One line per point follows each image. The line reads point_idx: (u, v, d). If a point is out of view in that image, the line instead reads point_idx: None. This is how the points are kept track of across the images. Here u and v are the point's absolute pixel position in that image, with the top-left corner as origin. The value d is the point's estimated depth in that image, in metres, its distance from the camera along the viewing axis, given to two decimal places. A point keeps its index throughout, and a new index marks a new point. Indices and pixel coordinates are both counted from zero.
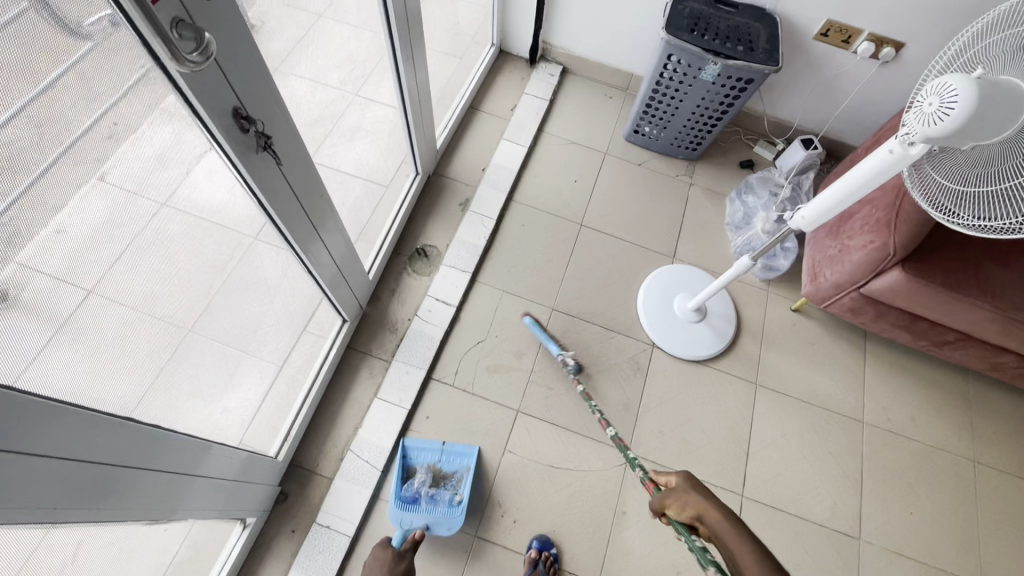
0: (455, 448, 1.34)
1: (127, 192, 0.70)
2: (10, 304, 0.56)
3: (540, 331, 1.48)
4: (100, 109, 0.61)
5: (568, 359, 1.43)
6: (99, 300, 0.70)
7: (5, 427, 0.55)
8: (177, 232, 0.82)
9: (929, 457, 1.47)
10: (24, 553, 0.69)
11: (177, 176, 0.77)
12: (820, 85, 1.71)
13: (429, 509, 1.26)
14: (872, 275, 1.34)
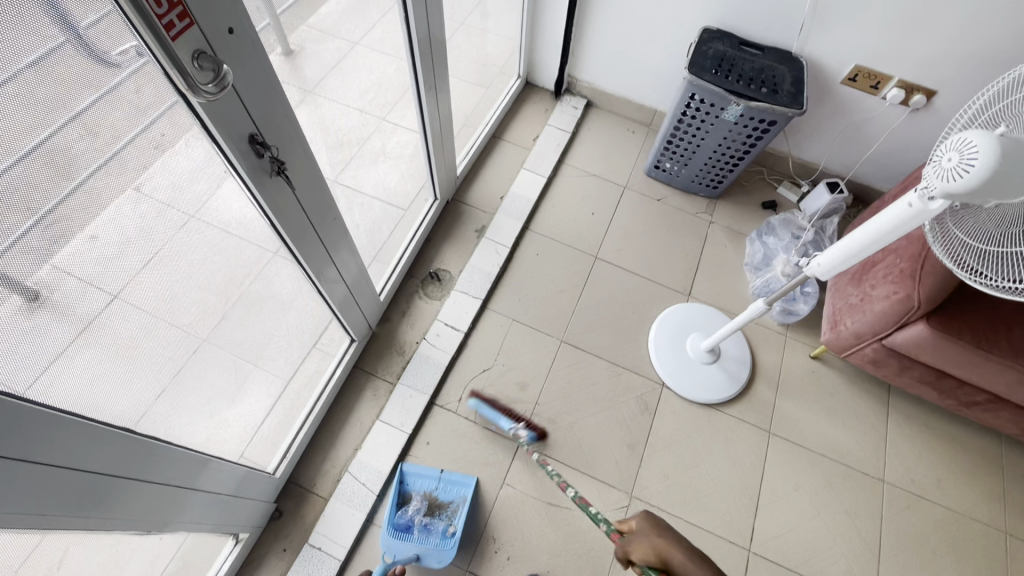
0: (453, 477, 1.32)
1: (158, 204, 0.73)
2: (41, 304, 0.60)
3: (489, 410, 1.41)
4: (135, 132, 0.65)
5: (521, 432, 1.38)
6: (122, 307, 0.73)
7: (14, 434, 0.57)
8: (194, 248, 0.84)
9: (955, 524, 1.38)
10: (25, 551, 0.71)
11: (204, 195, 0.81)
12: (847, 129, 1.68)
13: (421, 538, 1.23)
14: (895, 327, 1.28)
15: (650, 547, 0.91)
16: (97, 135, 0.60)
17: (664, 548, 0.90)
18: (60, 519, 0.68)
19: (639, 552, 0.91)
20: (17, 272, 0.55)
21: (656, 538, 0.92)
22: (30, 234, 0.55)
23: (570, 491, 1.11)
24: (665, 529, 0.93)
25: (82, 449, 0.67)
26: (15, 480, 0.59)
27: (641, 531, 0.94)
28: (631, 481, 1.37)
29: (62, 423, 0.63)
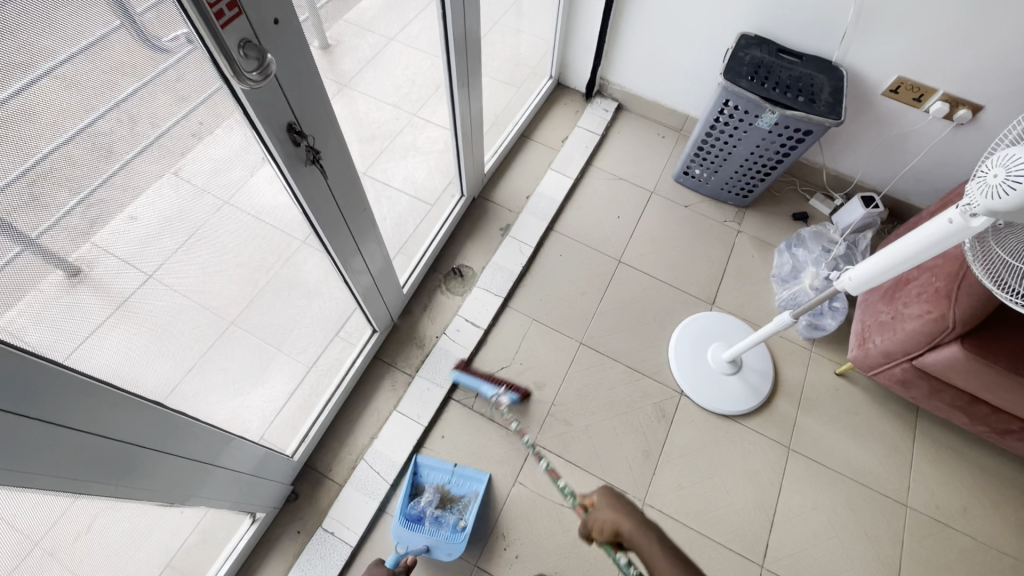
0: (466, 472, 1.33)
1: (195, 188, 0.75)
2: (81, 281, 0.62)
3: (468, 376, 1.42)
4: (180, 115, 0.67)
5: (503, 397, 1.41)
6: (156, 286, 0.76)
7: (50, 402, 0.59)
8: (228, 233, 0.86)
9: (981, 556, 1.32)
10: (51, 518, 0.74)
11: (240, 178, 0.82)
12: (886, 141, 1.64)
13: (433, 531, 1.24)
14: (928, 347, 1.24)
15: (606, 524, 0.82)
16: (140, 121, 0.62)
17: (619, 522, 0.81)
18: (91, 483, 0.71)
19: (597, 531, 0.83)
20: (59, 250, 0.58)
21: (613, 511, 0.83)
22: (70, 217, 0.58)
23: (542, 461, 1.12)
24: (622, 500, 0.84)
25: (114, 419, 0.70)
26: (51, 442, 0.62)
27: (602, 503, 0.85)
28: (644, 489, 1.36)
29: (93, 394, 0.65)
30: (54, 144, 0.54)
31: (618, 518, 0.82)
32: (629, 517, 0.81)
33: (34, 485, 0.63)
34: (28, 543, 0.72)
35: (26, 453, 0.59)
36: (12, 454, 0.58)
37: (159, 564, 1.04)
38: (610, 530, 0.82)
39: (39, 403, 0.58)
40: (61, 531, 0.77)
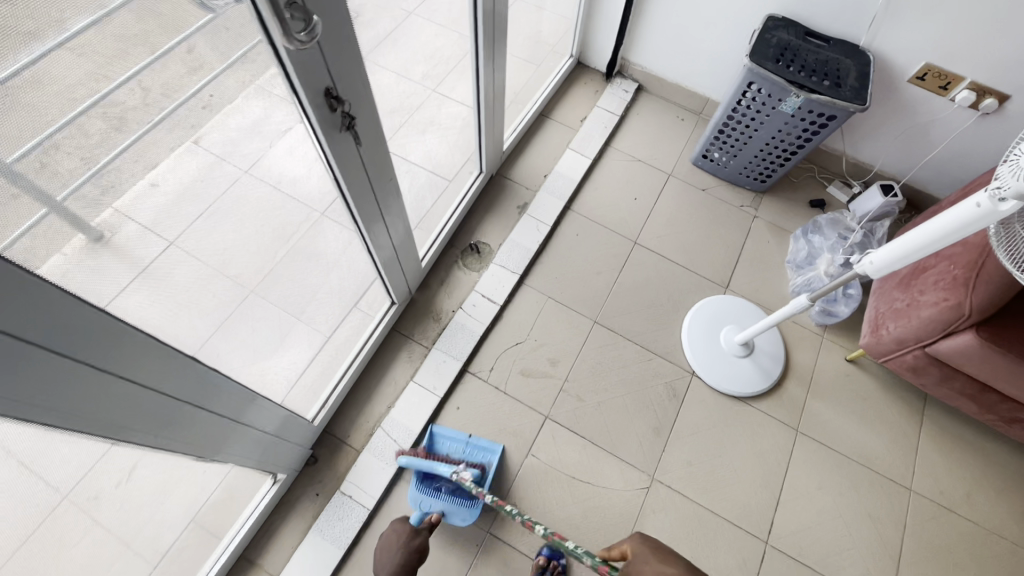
0: (480, 443, 1.35)
1: (213, 157, 0.80)
2: (107, 243, 0.63)
3: (417, 463, 1.26)
4: (202, 79, 0.70)
5: (463, 475, 1.23)
6: (178, 252, 0.79)
7: (92, 346, 0.61)
8: (255, 199, 0.93)
9: (981, 540, 1.36)
10: (93, 458, 0.78)
11: (261, 148, 0.87)
12: (909, 130, 1.63)
13: (448, 499, 1.27)
14: (941, 335, 1.26)
15: None
16: (152, 89, 0.63)
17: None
18: (129, 431, 0.74)
19: None
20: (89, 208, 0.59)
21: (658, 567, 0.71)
22: (87, 184, 0.58)
23: (539, 528, 1.09)
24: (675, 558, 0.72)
25: (151, 368, 0.71)
26: (96, 387, 0.64)
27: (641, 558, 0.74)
28: (654, 464, 1.39)
29: (132, 341, 0.66)
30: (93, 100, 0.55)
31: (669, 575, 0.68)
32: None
33: (79, 426, 0.66)
34: (57, 496, 0.76)
35: (74, 394, 0.62)
36: (61, 395, 0.60)
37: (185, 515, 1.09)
38: None
39: (89, 348, 0.60)
40: (99, 476, 0.82)
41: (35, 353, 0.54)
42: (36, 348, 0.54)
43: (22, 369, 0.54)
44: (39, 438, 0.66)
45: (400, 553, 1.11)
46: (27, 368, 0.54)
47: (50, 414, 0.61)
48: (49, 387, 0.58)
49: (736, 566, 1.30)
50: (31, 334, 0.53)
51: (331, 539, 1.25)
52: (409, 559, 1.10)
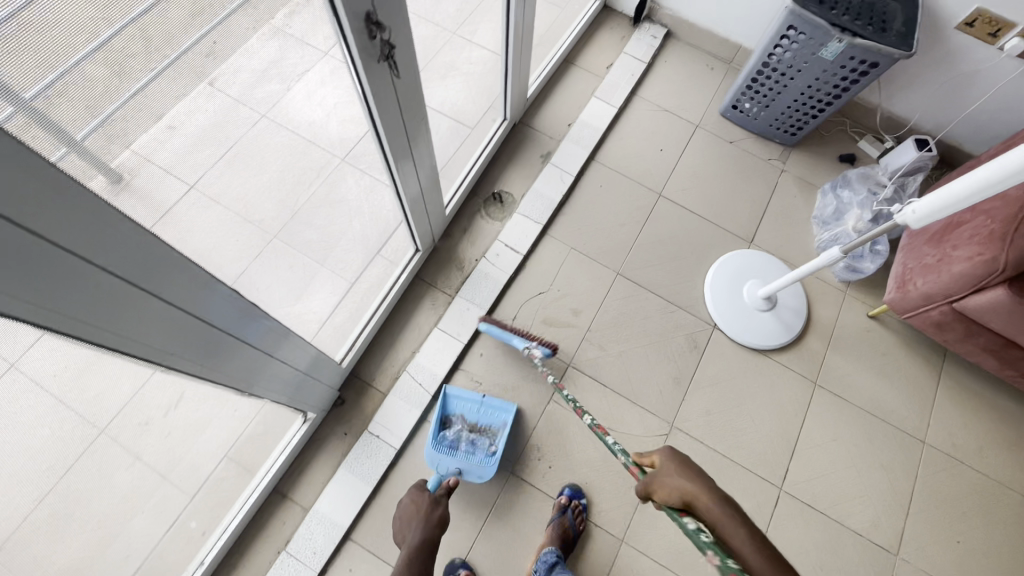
0: (494, 403, 1.35)
1: (228, 98, 0.75)
2: (124, 187, 0.58)
3: (497, 331, 1.38)
4: (207, 25, 0.65)
5: (533, 350, 1.34)
6: (198, 195, 0.75)
7: (142, 270, 0.60)
8: (275, 142, 0.91)
9: (991, 491, 1.39)
10: (141, 381, 0.83)
11: (280, 91, 0.86)
12: (951, 81, 1.56)
13: (467, 454, 1.29)
14: (970, 290, 1.25)
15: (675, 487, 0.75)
16: (152, 38, 0.58)
17: (692, 492, 0.73)
18: (177, 359, 0.75)
19: (661, 493, 0.76)
20: (106, 149, 0.55)
21: (681, 479, 0.75)
22: (106, 124, 0.55)
23: (586, 418, 1.13)
24: (694, 469, 0.76)
25: (197, 296, 0.70)
26: (150, 313, 0.64)
27: (665, 468, 0.78)
28: (673, 413, 1.42)
29: (179, 266, 0.64)
30: (113, 29, 0.52)
31: (690, 485, 0.74)
32: (698, 480, 0.74)
33: (129, 349, 0.66)
34: (115, 409, 0.83)
35: (129, 318, 0.62)
36: (116, 318, 0.60)
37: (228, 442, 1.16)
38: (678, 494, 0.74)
39: (144, 272, 0.60)
40: (148, 398, 0.87)
41: (93, 272, 0.54)
42: (88, 267, 0.53)
43: (80, 287, 0.54)
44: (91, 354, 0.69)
45: (420, 525, 1.08)
46: (86, 286, 0.54)
47: (107, 336, 0.61)
48: (106, 311, 0.58)
49: (750, 509, 1.34)
50: (87, 254, 0.52)
51: (360, 475, 1.30)
52: (430, 530, 1.06)
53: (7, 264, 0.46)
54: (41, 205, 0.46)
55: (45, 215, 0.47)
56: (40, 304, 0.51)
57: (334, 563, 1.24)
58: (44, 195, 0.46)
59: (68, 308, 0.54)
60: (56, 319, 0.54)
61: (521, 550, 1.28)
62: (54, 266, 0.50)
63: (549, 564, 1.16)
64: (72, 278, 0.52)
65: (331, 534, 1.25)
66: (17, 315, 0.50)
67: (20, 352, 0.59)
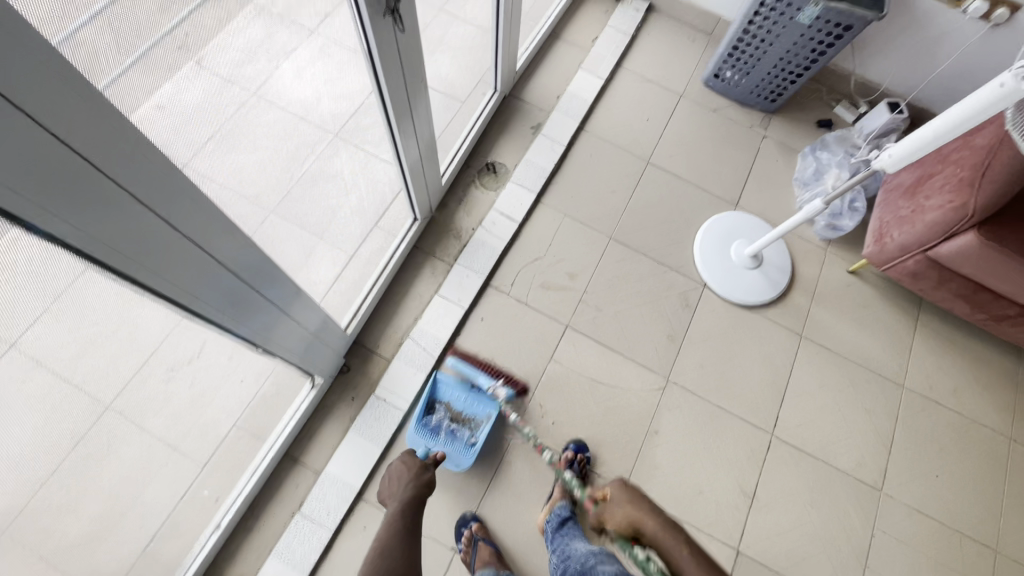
0: (482, 394, 1.37)
1: (220, 78, 0.80)
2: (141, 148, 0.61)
3: (463, 365, 1.40)
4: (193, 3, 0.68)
5: (501, 389, 1.39)
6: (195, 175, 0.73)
7: (175, 205, 0.63)
8: (266, 118, 0.96)
9: (965, 429, 1.48)
10: (164, 331, 0.85)
11: (266, 68, 0.92)
12: (919, 45, 1.64)
13: (447, 442, 1.31)
14: (943, 238, 1.33)
15: (622, 515, 0.87)
16: None
17: (637, 519, 0.85)
18: (200, 304, 0.78)
19: (613, 521, 0.89)
20: (133, 95, 0.58)
21: (628, 508, 0.87)
22: (128, 72, 0.57)
23: (549, 461, 1.12)
24: (640, 497, 0.88)
25: (221, 239, 0.73)
26: (178, 254, 0.67)
27: (616, 499, 0.91)
28: (669, 367, 1.48)
29: (205, 205, 0.67)
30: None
31: (635, 513, 0.86)
32: (644, 508, 0.85)
33: (159, 288, 0.69)
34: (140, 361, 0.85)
35: (159, 254, 0.65)
36: (148, 253, 0.63)
37: (242, 403, 1.19)
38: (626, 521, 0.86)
39: (173, 207, 0.62)
40: (173, 349, 0.90)
41: (128, 200, 0.56)
42: (128, 196, 0.56)
43: (115, 216, 0.56)
44: (121, 295, 0.71)
45: (410, 484, 1.09)
46: (119, 215, 0.56)
47: (140, 271, 0.64)
48: (141, 243, 0.61)
49: (744, 455, 1.41)
50: (128, 183, 0.55)
51: (370, 437, 1.33)
52: (420, 489, 1.08)
53: (57, 184, 0.49)
54: (85, 124, 0.48)
55: (87, 135, 0.49)
56: (81, 229, 0.54)
57: (347, 521, 1.27)
58: (91, 115, 0.49)
59: (105, 236, 0.57)
60: (97, 247, 0.57)
61: (529, 502, 1.33)
62: (92, 189, 0.52)
63: (562, 517, 1.19)
64: (108, 204, 0.55)
65: (344, 494, 1.28)
66: (57, 237, 0.53)
67: (68, 282, 0.63)
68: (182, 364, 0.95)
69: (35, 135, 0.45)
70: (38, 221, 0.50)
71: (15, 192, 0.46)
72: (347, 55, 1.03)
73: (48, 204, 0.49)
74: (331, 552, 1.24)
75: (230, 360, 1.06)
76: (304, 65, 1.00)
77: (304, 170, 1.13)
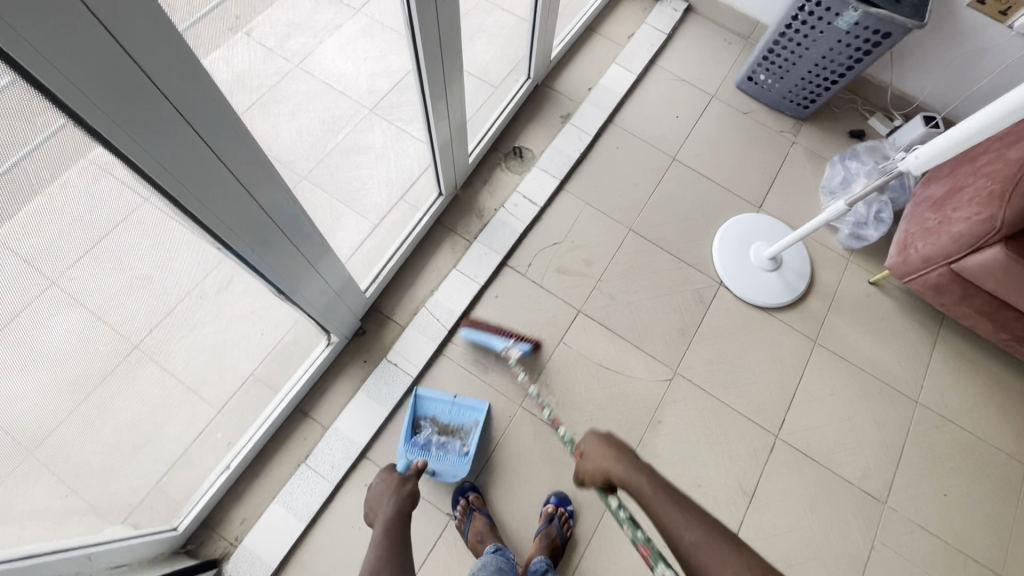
0: (466, 402, 1.38)
1: (264, 47, 0.84)
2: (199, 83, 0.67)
3: (475, 333, 1.43)
4: None
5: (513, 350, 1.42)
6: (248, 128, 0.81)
7: (216, 130, 0.68)
8: (306, 89, 1.02)
9: (978, 450, 1.45)
10: (202, 271, 0.97)
11: (311, 43, 0.99)
12: (959, 59, 1.62)
13: (439, 456, 1.32)
14: (968, 251, 1.31)
15: (594, 467, 0.85)
16: None
17: (605, 465, 0.83)
18: (233, 238, 0.83)
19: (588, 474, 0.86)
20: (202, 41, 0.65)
21: (596, 458, 0.85)
22: (200, 21, 0.64)
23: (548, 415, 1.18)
24: (606, 441, 0.85)
25: (254, 172, 0.78)
26: (215, 179, 0.72)
27: (586, 454, 0.88)
28: (677, 360, 1.48)
29: (242, 134, 0.72)
30: None
31: (601, 457, 0.84)
32: (610, 451, 0.83)
33: (199, 214, 0.74)
34: (177, 296, 0.98)
35: (200, 178, 0.70)
36: (192, 175, 0.68)
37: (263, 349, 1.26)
38: (598, 470, 0.84)
39: (213, 131, 0.67)
40: (206, 285, 1.01)
41: (175, 118, 0.61)
42: (175, 113, 0.61)
43: (163, 130, 0.61)
44: (166, 234, 0.83)
45: (391, 500, 1.03)
46: (166, 130, 0.61)
47: (182, 193, 0.69)
48: (184, 161, 0.66)
49: (747, 454, 1.41)
50: (175, 100, 0.60)
51: (379, 399, 1.37)
52: (401, 503, 1.02)
53: (116, 91, 0.54)
54: (146, 40, 0.53)
55: (146, 50, 0.54)
56: (134, 140, 0.59)
57: (350, 477, 1.31)
58: (153, 33, 0.54)
59: (155, 150, 0.62)
60: (146, 161, 0.62)
61: (526, 477, 1.35)
62: (145, 102, 0.57)
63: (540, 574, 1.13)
64: (157, 118, 0.59)
65: (348, 451, 1.32)
66: (114, 143, 0.58)
67: (125, 216, 0.74)
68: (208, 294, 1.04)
69: (102, 39, 0.49)
70: (96, 123, 0.55)
71: (79, 90, 0.51)
72: (388, 35, 1.12)
73: (108, 108, 0.54)
74: (332, 504, 1.29)
75: (253, 314, 1.18)
76: (348, 41, 1.08)
77: (340, 141, 1.20)
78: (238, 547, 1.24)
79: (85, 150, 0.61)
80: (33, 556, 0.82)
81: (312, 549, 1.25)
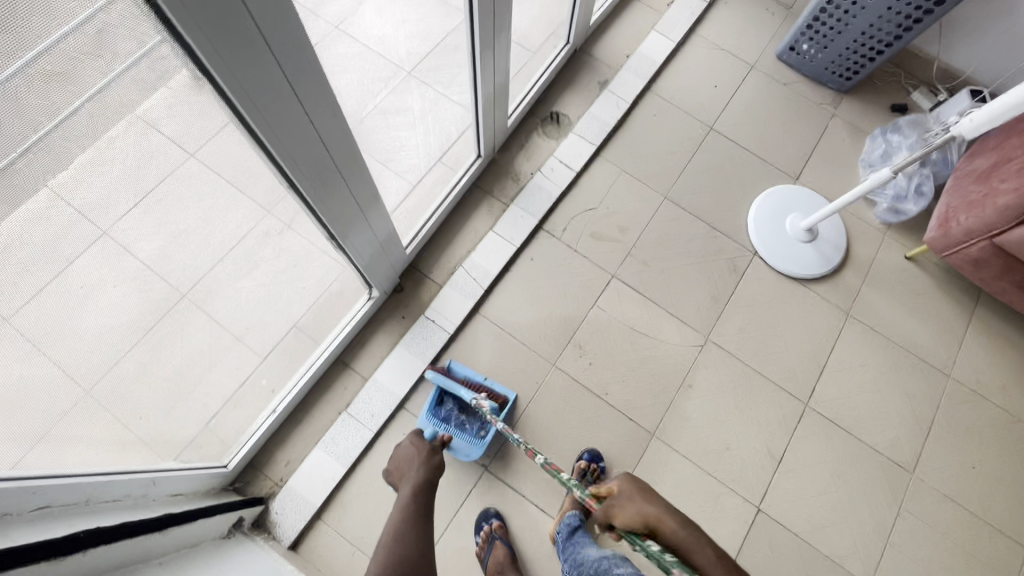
0: (495, 386, 1.36)
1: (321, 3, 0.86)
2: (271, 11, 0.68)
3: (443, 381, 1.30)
4: None
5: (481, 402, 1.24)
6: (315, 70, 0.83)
7: (297, 68, 0.70)
8: (352, 51, 1.03)
9: (1009, 426, 1.45)
10: (250, 225, 1.02)
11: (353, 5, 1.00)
12: (1011, 31, 1.57)
13: (457, 432, 1.31)
14: (1014, 223, 1.29)
15: (637, 512, 0.75)
16: None
17: (655, 514, 0.73)
18: (300, 178, 0.86)
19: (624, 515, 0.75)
20: None
21: (643, 502, 0.75)
22: None
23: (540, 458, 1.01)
24: (654, 494, 0.77)
25: (324, 112, 0.81)
26: (292, 116, 0.75)
27: (625, 492, 0.78)
28: (709, 327, 1.50)
29: (317, 73, 0.75)
30: None
31: (652, 508, 0.74)
32: (657, 502, 0.75)
33: (275, 151, 0.78)
34: (220, 251, 1.02)
35: (279, 114, 0.73)
36: (272, 110, 0.71)
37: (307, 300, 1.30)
38: (640, 517, 0.74)
39: (294, 69, 0.70)
40: (258, 240, 1.06)
41: (264, 52, 0.64)
42: (266, 47, 0.64)
43: (254, 61, 0.64)
44: (220, 187, 0.88)
45: (420, 467, 1.05)
46: (256, 62, 0.64)
47: (263, 127, 0.72)
48: (269, 95, 0.69)
49: (776, 419, 1.43)
50: (267, 35, 0.63)
51: (416, 354, 1.41)
52: (431, 473, 1.03)
53: (222, 22, 0.56)
54: None
55: None
56: (230, 71, 0.62)
57: (389, 427, 1.35)
58: None
59: (245, 82, 0.65)
60: (237, 93, 0.65)
61: (558, 435, 1.38)
62: (243, 34, 0.60)
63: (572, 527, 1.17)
64: (251, 51, 0.62)
65: (387, 402, 1.36)
66: (213, 73, 0.61)
67: (170, 170, 0.77)
68: (256, 249, 1.08)
69: None
70: (202, 53, 0.58)
71: (192, 17, 0.53)
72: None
73: (213, 38, 0.57)
74: (371, 451, 1.33)
75: (296, 267, 1.22)
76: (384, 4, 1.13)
77: (383, 100, 1.21)
78: (283, 488, 1.29)
79: (164, 77, 0.63)
80: (103, 475, 0.88)
81: (352, 492, 1.30)
